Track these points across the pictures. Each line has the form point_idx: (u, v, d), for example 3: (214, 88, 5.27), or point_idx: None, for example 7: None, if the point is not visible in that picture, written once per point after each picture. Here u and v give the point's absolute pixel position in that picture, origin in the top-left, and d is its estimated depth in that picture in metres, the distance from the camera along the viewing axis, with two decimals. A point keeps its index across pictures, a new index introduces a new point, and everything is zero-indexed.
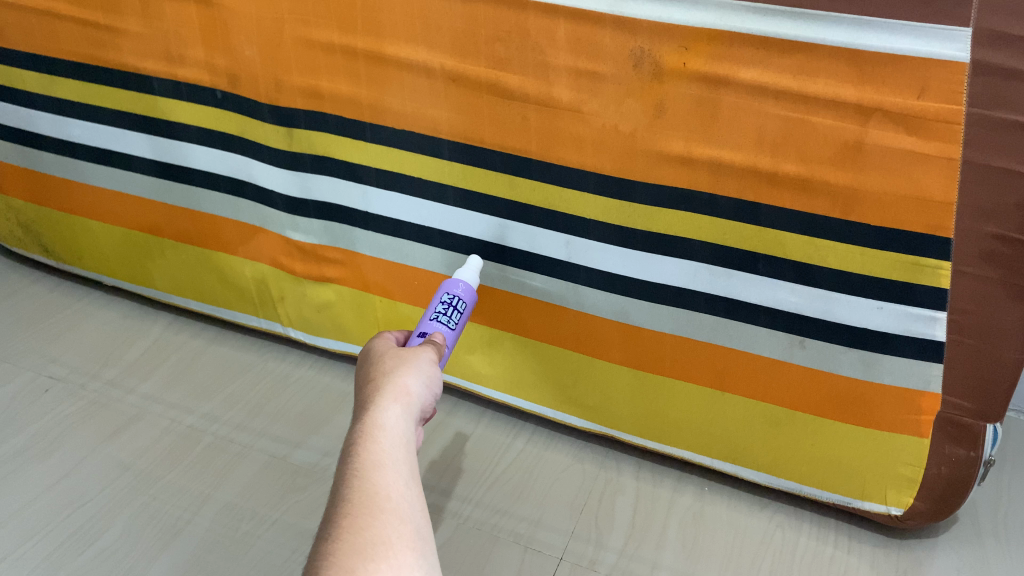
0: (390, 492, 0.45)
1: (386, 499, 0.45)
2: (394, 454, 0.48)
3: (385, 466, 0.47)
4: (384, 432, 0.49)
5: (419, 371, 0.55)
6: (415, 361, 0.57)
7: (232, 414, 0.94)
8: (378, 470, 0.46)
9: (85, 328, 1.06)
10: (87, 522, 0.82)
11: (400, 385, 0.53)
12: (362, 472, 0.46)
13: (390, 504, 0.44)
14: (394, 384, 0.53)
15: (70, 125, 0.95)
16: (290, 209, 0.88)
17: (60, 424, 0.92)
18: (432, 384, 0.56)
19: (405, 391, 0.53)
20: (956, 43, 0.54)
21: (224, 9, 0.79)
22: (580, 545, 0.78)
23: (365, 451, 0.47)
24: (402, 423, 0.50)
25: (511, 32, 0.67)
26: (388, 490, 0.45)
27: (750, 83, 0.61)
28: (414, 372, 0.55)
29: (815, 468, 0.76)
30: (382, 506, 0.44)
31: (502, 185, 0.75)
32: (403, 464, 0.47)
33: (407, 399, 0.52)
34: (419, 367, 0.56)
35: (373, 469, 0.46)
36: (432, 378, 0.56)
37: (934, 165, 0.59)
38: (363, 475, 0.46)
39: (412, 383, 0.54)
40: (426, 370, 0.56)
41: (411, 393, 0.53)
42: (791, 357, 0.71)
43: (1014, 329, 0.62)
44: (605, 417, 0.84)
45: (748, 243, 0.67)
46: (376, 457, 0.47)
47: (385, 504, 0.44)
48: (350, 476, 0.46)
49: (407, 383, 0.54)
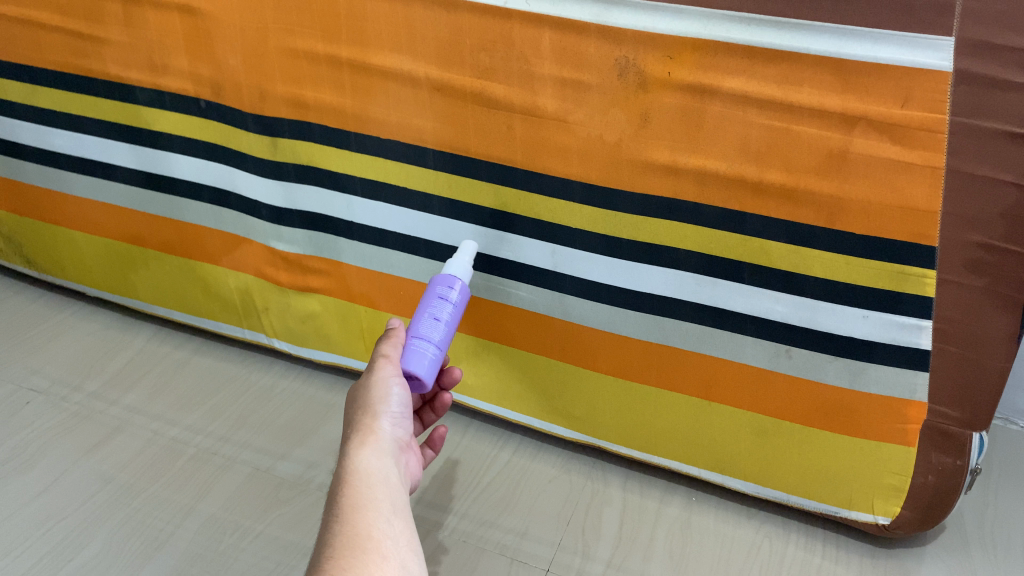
0: (371, 532, 0.47)
1: (368, 539, 0.47)
2: (374, 494, 0.50)
3: (365, 507, 0.49)
4: (360, 476, 0.50)
5: (380, 404, 0.55)
6: (374, 392, 0.55)
7: (216, 426, 0.93)
8: (358, 512, 0.48)
9: (67, 340, 1.05)
10: (66, 536, 0.81)
11: (367, 425, 0.53)
12: (343, 516, 0.48)
13: (373, 543, 0.47)
14: (360, 429, 0.53)
15: (51, 134, 0.95)
16: (274, 219, 0.87)
17: (41, 436, 0.91)
18: (399, 408, 0.56)
19: (372, 431, 0.53)
20: (937, 52, 0.54)
21: (208, 18, 0.78)
22: (566, 557, 0.78)
23: (345, 495, 0.49)
24: (376, 464, 0.51)
25: (495, 42, 0.67)
26: (370, 530, 0.47)
27: (735, 93, 0.60)
28: (377, 411, 0.54)
29: (802, 478, 0.76)
30: (365, 546, 0.46)
31: (487, 194, 0.74)
32: (384, 501, 0.50)
33: (376, 441, 0.53)
34: (382, 400, 0.55)
35: (353, 512, 0.48)
36: (397, 404, 0.55)
37: (918, 174, 0.59)
38: (345, 519, 0.48)
39: (377, 422, 0.54)
40: (388, 399, 0.55)
41: (378, 430, 0.53)
42: (777, 366, 0.71)
43: (999, 337, 0.62)
44: (591, 427, 0.84)
45: (732, 251, 0.67)
46: (354, 499, 0.49)
47: (368, 544, 0.47)
48: (333, 521, 0.48)
49: (373, 423, 0.54)
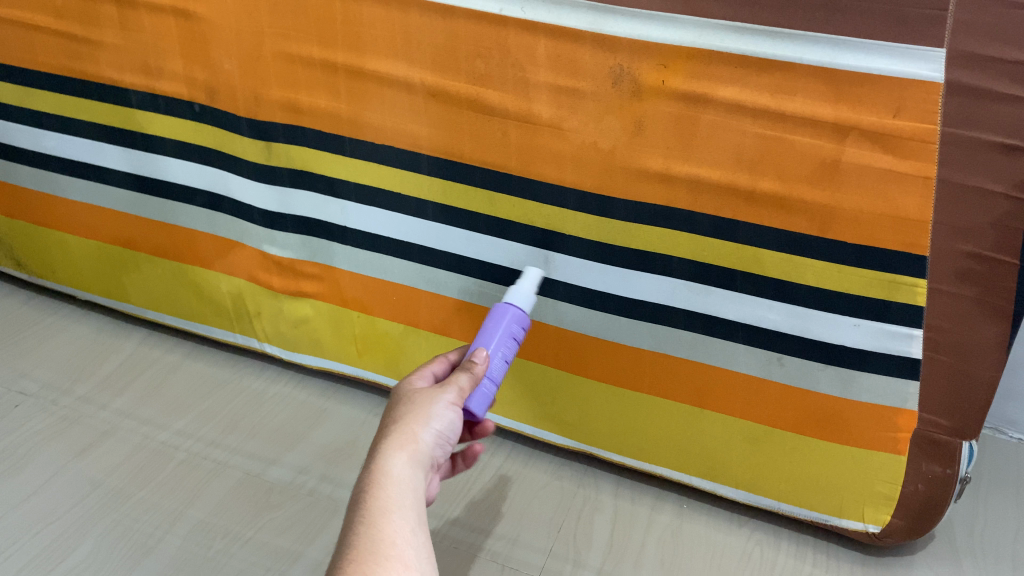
0: (396, 539, 0.47)
1: (391, 546, 0.47)
2: (402, 501, 0.49)
3: (392, 513, 0.48)
4: (391, 481, 0.49)
5: (429, 417, 0.53)
6: (428, 405, 0.54)
7: (206, 430, 0.92)
8: (384, 516, 0.48)
9: (57, 343, 1.05)
10: (54, 540, 0.80)
11: (408, 430, 0.52)
12: (369, 519, 0.48)
13: (395, 551, 0.47)
14: (402, 431, 0.52)
15: (44, 137, 0.94)
16: (268, 224, 0.87)
17: (29, 439, 0.91)
18: (445, 430, 0.54)
19: (413, 438, 0.52)
20: (929, 64, 0.55)
21: (204, 22, 0.78)
22: (557, 563, 0.78)
23: (372, 498, 0.48)
24: (410, 472, 0.50)
25: (491, 49, 0.67)
26: (393, 537, 0.47)
27: (728, 102, 0.61)
28: (424, 422, 0.53)
29: (793, 486, 0.76)
30: (388, 553, 0.46)
31: (481, 201, 0.74)
32: (411, 510, 0.49)
33: (414, 447, 0.52)
34: (431, 414, 0.53)
35: (379, 516, 0.48)
36: (444, 426, 0.54)
37: (910, 184, 0.59)
38: (371, 522, 0.47)
39: (422, 433, 0.52)
40: (439, 417, 0.54)
41: (419, 439, 0.52)
42: (770, 374, 0.71)
43: (989, 347, 0.63)
44: (583, 434, 0.84)
45: (726, 260, 0.67)
46: (382, 503, 0.48)
47: (389, 552, 0.46)
48: (356, 524, 0.48)
49: (417, 431, 0.52)
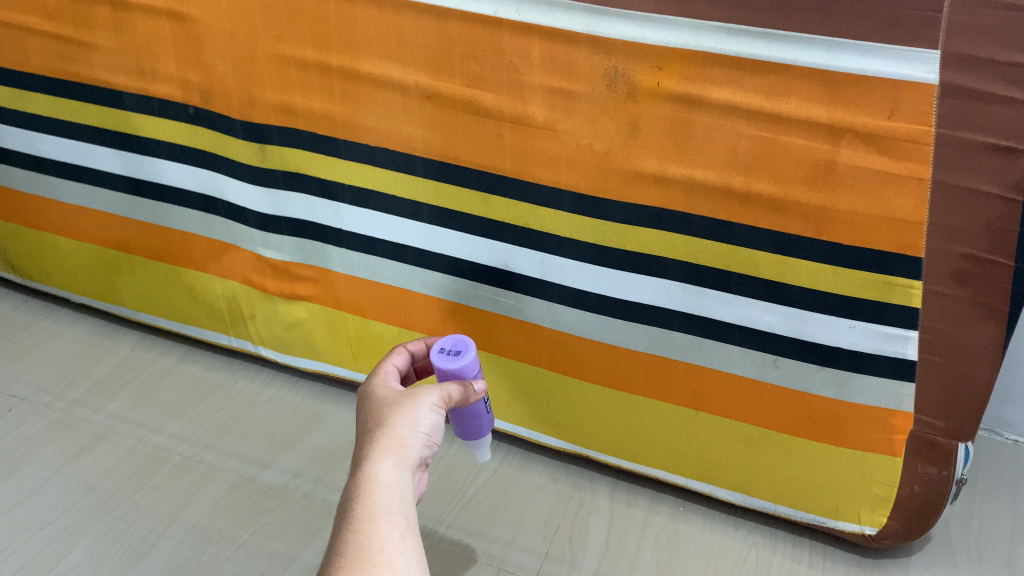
0: (384, 546, 0.47)
1: (379, 553, 0.47)
2: (389, 507, 0.49)
3: (380, 519, 0.48)
4: (378, 487, 0.49)
5: (415, 420, 0.53)
6: (413, 409, 0.54)
7: (201, 433, 0.92)
8: (371, 523, 0.48)
9: (50, 347, 1.04)
10: (47, 545, 0.80)
11: (394, 434, 0.52)
12: (357, 526, 0.48)
13: (383, 558, 0.47)
14: (388, 435, 0.52)
15: (38, 139, 0.94)
16: (262, 226, 0.87)
17: (22, 444, 0.90)
18: (431, 433, 0.54)
19: (399, 442, 0.52)
20: (923, 65, 0.55)
21: (198, 24, 0.78)
22: (553, 567, 0.78)
23: (360, 505, 0.49)
24: (396, 476, 0.50)
25: (485, 51, 0.67)
26: (382, 543, 0.47)
27: (724, 103, 0.61)
28: (410, 425, 0.53)
29: (788, 488, 0.76)
30: (375, 560, 0.46)
31: (476, 203, 0.74)
32: (398, 515, 0.49)
33: (400, 451, 0.52)
34: (416, 417, 0.53)
35: (367, 523, 0.48)
36: (431, 429, 0.54)
37: (905, 185, 0.59)
38: (358, 530, 0.48)
39: (408, 436, 0.52)
40: (424, 420, 0.54)
41: (405, 443, 0.52)
42: (765, 376, 0.71)
43: (983, 348, 0.63)
44: (579, 437, 0.84)
45: (720, 261, 0.67)
46: (369, 510, 0.48)
47: (378, 558, 0.47)
48: (345, 531, 0.48)
49: (403, 435, 0.52)
